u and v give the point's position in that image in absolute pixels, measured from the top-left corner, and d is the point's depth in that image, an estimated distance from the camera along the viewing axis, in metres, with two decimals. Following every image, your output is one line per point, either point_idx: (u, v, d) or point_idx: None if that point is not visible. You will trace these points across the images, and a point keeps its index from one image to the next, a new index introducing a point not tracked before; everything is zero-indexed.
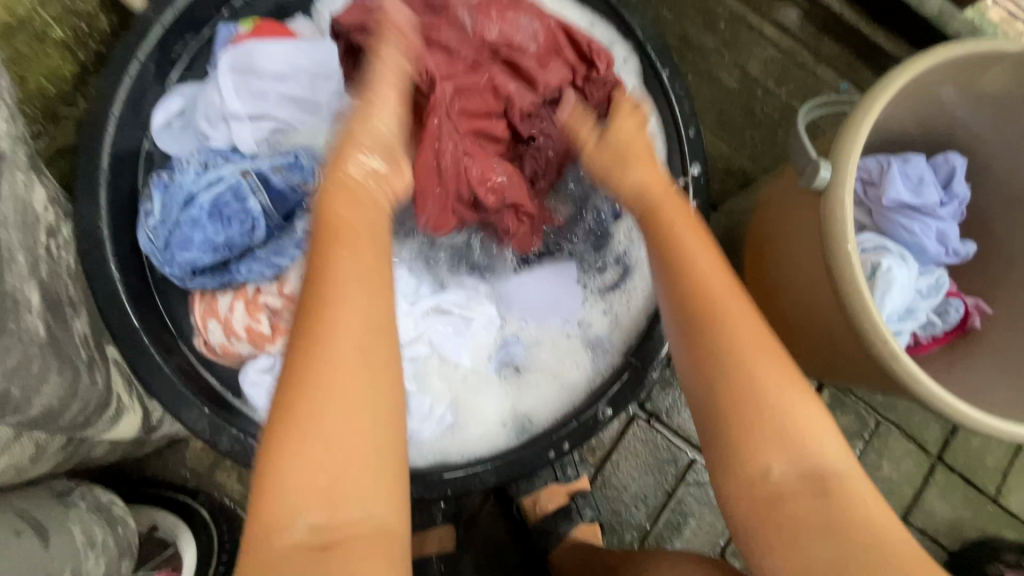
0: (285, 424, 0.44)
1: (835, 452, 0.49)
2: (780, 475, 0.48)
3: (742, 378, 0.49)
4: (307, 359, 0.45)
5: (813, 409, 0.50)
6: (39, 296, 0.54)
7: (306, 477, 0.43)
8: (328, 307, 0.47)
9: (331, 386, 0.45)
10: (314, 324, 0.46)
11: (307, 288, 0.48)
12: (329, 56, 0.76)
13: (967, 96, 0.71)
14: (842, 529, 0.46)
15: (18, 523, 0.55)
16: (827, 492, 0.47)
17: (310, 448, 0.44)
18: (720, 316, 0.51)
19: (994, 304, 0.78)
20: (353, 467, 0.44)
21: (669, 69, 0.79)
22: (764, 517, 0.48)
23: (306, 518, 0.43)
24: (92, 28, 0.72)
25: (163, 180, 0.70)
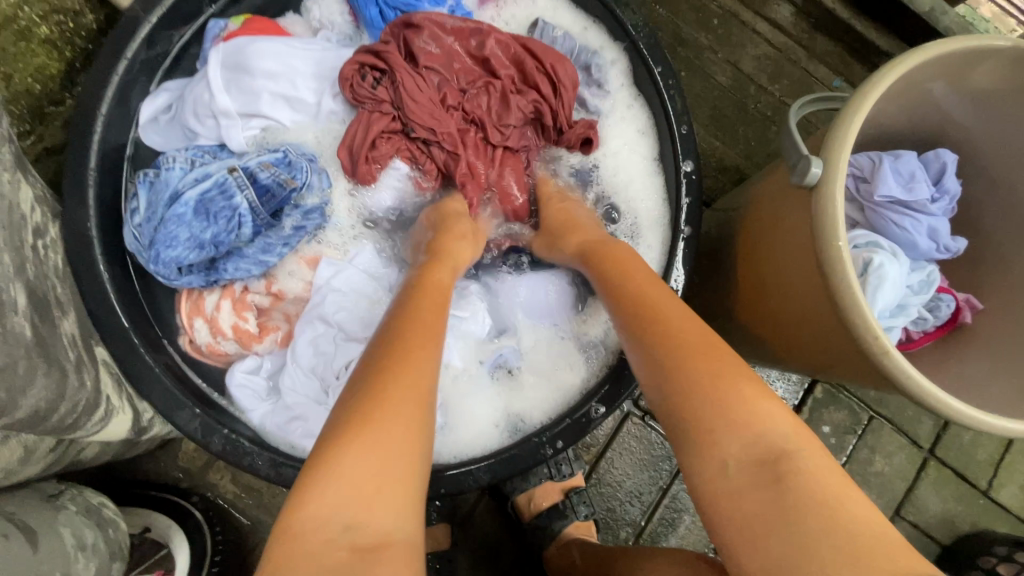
0: (352, 424, 0.44)
1: (786, 435, 0.45)
2: (730, 463, 0.45)
3: (684, 377, 0.49)
4: (383, 372, 0.47)
5: (758, 395, 0.47)
6: (25, 297, 0.53)
7: (356, 480, 0.42)
8: (428, 342, 0.51)
9: (411, 400, 0.46)
10: (407, 348, 0.49)
11: (407, 324, 0.52)
12: (323, 55, 0.76)
13: (958, 92, 0.71)
14: (799, 517, 0.41)
15: (6, 526, 0.55)
16: (783, 481, 0.43)
17: (369, 448, 0.43)
18: (660, 321, 0.53)
19: (985, 300, 0.78)
20: (400, 475, 0.43)
21: (661, 66, 0.78)
22: (724, 508, 0.44)
23: (345, 519, 0.40)
24: (79, 25, 0.71)
25: (149, 178, 0.70)
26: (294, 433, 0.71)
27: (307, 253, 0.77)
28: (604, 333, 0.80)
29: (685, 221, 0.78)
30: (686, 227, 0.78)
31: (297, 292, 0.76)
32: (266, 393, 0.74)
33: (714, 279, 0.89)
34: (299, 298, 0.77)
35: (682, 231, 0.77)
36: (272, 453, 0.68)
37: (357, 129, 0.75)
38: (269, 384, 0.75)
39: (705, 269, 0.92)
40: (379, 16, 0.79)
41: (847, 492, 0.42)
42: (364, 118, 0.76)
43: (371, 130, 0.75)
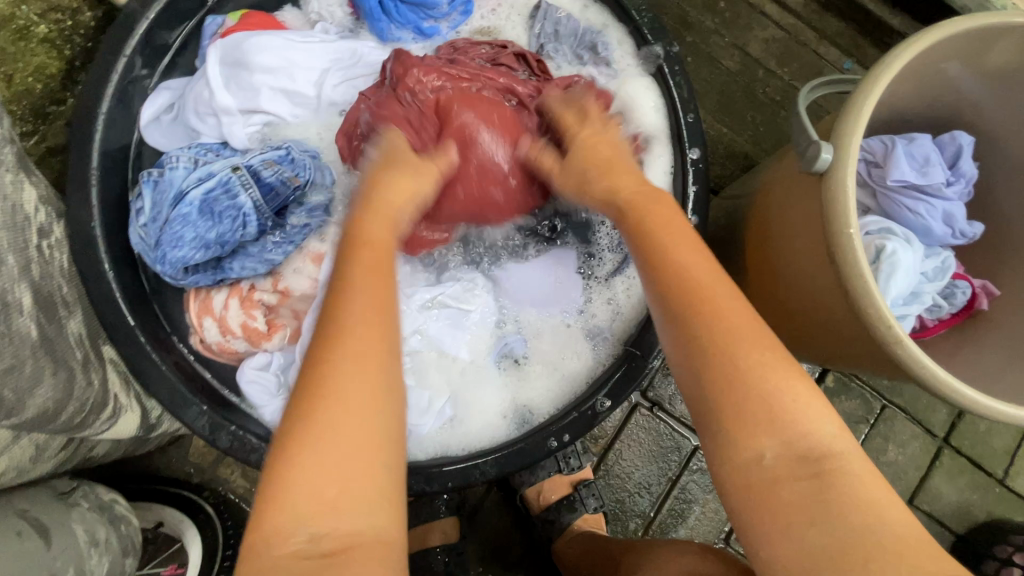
0: (294, 431, 0.44)
1: (831, 434, 0.45)
2: (771, 456, 0.44)
3: (751, 363, 0.46)
4: (325, 363, 0.46)
5: (804, 388, 0.46)
6: (31, 297, 0.54)
7: (312, 484, 0.42)
8: (354, 320, 0.48)
9: (344, 397, 0.45)
10: (337, 336, 0.47)
11: (332, 305, 0.48)
12: (319, 48, 0.75)
13: (973, 71, 0.68)
14: (840, 514, 0.42)
15: (19, 523, 0.56)
16: (825, 477, 0.43)
17: (320, 455, 0.43)
18: (717, 301, 0.49)
19: (1001, 286, 0.76)
20: (360, 475, 0.43)
21: (664, 47, 0.77)
22: (761, 508, 0.44)
23: (308, 527, 0.42)
24: (77, 23, 0.71)
25: (153, 178, 0.70)
26: None
27: (312, 249, 0.75)
28: (612, 323, 0.79)
29: (693, 209, 0.76)
30: (694, 215, 0.76)
31: (304, 290, 0.74)
32: (277, 389, 0.72)
33: (722, 268, 0.87)
34: (306, 295, 0.75)
35: (690, 220, 0.76)
36: None
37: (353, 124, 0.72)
38: (279, 378, 0.73)
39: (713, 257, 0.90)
40: (378, 8, 0.77)
41: (887, 496, 0.43)
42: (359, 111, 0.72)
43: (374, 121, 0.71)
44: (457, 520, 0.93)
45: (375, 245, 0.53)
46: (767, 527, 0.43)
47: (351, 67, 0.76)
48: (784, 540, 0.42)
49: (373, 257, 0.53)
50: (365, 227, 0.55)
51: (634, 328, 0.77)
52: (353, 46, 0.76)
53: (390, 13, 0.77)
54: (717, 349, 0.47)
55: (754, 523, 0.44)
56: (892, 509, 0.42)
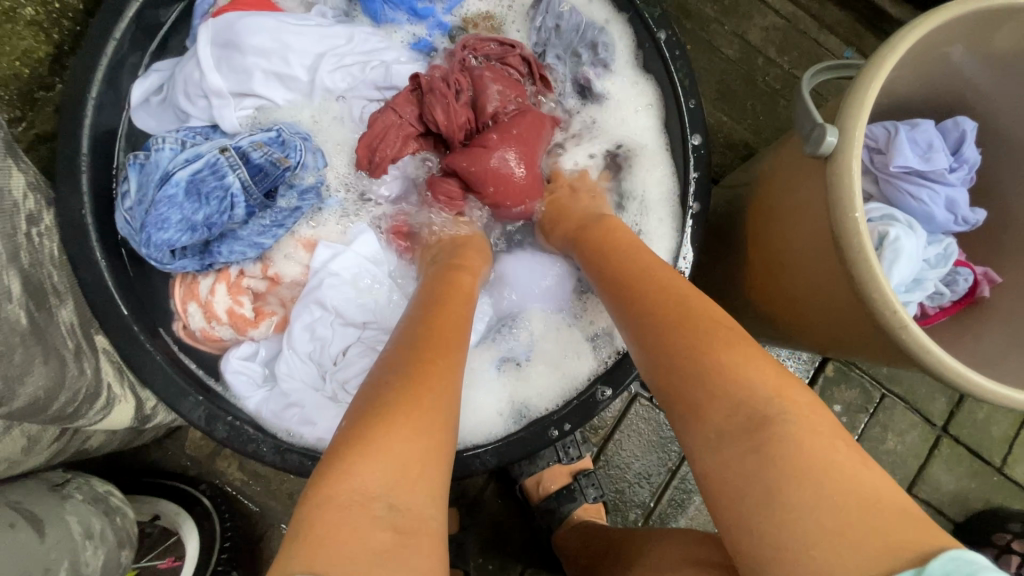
0: (398, 404, 0.45)
1: (768, 398, 0.44)
2: (717, 425, 0.45)
3: (712, 347, 0.47)
4: (432, 359, 0.49)
5: (757, 360, 0.46)
6: (20, 284, 0.52)
7: (404, 456, 0.43)
8: (459, 342, 0.53)
9: (444, 395, 0.47)
10: (446, 346, 0.51)
11: (438, 324, 0.54)
12: (312, 31, 0.73)
13: (977, 56, 0.68)
14: (783, 484, 0.40)
15: (12, 515, 0.55)
16: (767, 446, 0.42)
17: (415, 434, 0.44)
18: (682, 297, 0.53)
19: (1004, 273, 0.76)
20: (439, 467, 0.44)
21: (665, 31, 0.76)
22: (716, 479, 0.44)
23: (388, 500, 0.41)
24: (65, 6, 0.69)
25: (138, 160, 0.67)
26: (288, 419, 0.70)
27: (303, 235, 0.76)
28: (616, 323, 0.77)
29: (694, 196, 0.76)
30: (695, 202, 0.76)
31: (294, 276, 0.75)
32: (262, 380, 0.73)
33: (723, 257, 0.87)
34: (295, 282, 0.76)
35: (690, 207, 0.76)
36: (279, 440, 0.68)
37: (383, 129, 0.73)
38: (265, 370, 0.74)
39: (713, 246, 0.90)
40: None
41: (852, 473, 0.40)
42: (392, 120, 0.73)
43: (401, 133, 0.74)
44: (456, 511, 0.93)
45: (467, 299, 0.61)
46: (723, 497, 0.43)
47: (345, 49, 0.74)
48: (736, 513, 0.42)
49: (464, 304, 0.60)
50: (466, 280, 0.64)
51: None
52: (349, 30, 0.75)
53: None
54: (663, 334, 0.50)
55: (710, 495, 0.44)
56: (853, 479, 0.40)
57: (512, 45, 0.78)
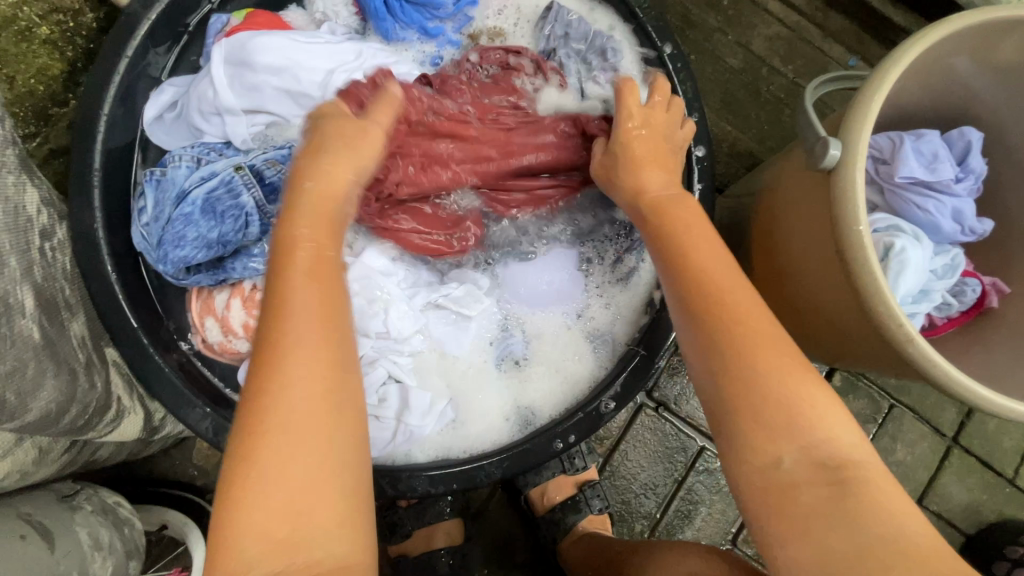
0: (237, 473, 0.42)
1: (853, 444, 0.45)
2: (790, 465, 0.44)
3: (785, 387, 0.45)
4: (256, 401, 0.43)
5: (824, 399, 0.46)
6: (33, 299, 0.53)
7: (261, 523, 0.41)
8: (288, 347, 0.45)
9: (286, 432, 0.43)
10: (271, 366, 0.44)
11: (262, 334, 0.46)
12: (324, 48, 0.73)
13: (982, 67, 0.68)
14: (862, 514, 0.42)
15: (23, 527, 0.55)
16: (846, 484, 0.43)
17: (269, 493, 0.42)
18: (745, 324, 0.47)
19: (1012, 283, 0.75)
20: (313, 507, 0.42)
21: (670, 46, 0.76)
22: (775, 508, 0.44)
23: (260, 566, 0.40)
24: (79, 25, 0.70)
25: (155, 177, 0.69)
26: None
27: None
28: (613, 326, 0.79)
29: None
30: None
31: None
32: None
33: None
34: None
35: None
36: None
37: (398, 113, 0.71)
38: None
39: None
40: (383, 7, 0.76)
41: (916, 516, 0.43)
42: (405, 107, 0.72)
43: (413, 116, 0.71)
44: (461, 521, 0.92)
45: (311, 250, 0.49)
46: (777, 526, 0.44)
47: (357, 67, 0.74)
48: (802, 540, 0.43)
49: (312, 267, 0.49)
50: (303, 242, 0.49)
51: (637, 332, 0.77)
52: (359, 45, 0.75)
53: (394, 13, 0.77)
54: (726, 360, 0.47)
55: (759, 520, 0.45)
56: (916, 521, 0.42)
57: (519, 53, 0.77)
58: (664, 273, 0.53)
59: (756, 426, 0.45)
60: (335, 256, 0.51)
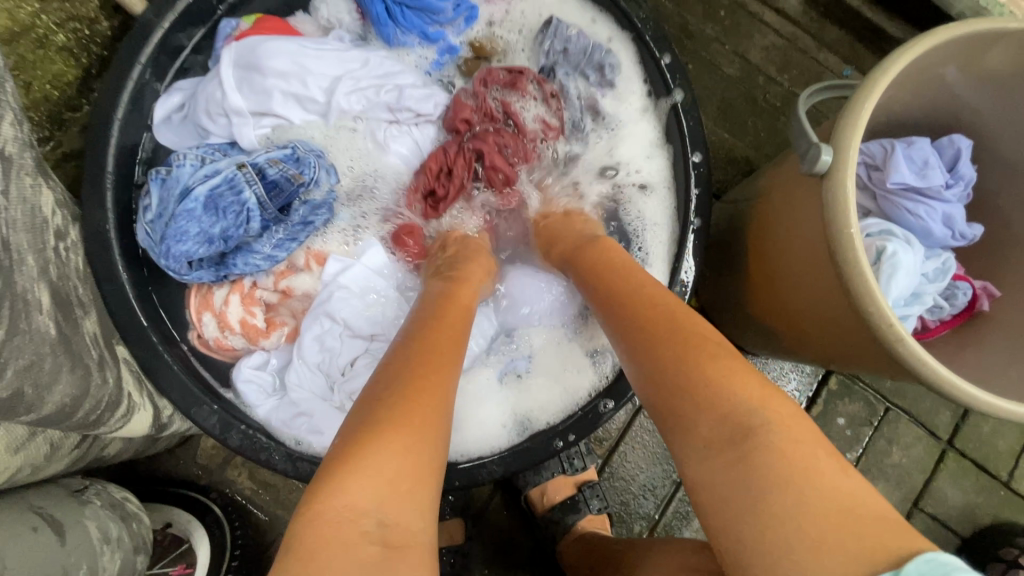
0: (382, 421, 0.45)
1: (755, 409, 0.45)
2: (707, 433, 0.46)
3: (692, 360, 0.49)
4: (415, 372, 0.49)
5: (730, 363, 0.48)
6: (49, 296, 0.55)
7: (391, 473, 0.43)
8: (444, 348, 0.54)
9: (431, 401, 0.48)
10: (433, 355, 0.52)
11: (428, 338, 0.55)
12: (333, 56, 0.76)
13: (970, 76, 0.70)
14: (772, 490, 0.42)
15: (35, 519, 0.57)
16: (748, 453, 0.44)
17: (408, 450, 0.45)
18: (661, 320, 0.54)
19: (1003, 287, 0.77)
20: (428, 478, 0.45)
21: (669, 56, 0.79)
22: (703, 478, 0.45)
23: (382, 510, 0.42)
24: (95, 33, 0.72)
25: (160, 175, 0.70)
26: (299, 427, 0.73)
27: (316, 248, 0.79)
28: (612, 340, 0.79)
29: (695, 213, 0.78)
30: (696, 219, 0.78)
31: (306, 289, 0.78)
32: (272, 388, 0.75)
33: (724, 271, 0.88)
34: (306, 294, 0.79)
35: (692, 223, 0.78)
36: (290, 448, 0.70)
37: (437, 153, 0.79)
38: (275, 379, 0.76)
39: (716, 260, 0.91)
40: (385, 13, 0.78)
41: (819, 471, 0.42)
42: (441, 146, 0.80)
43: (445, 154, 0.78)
44: (462, 521, 0.94)
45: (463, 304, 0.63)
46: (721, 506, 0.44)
47: (363, 74, 0.77)
48: (733, 524, 0.43)
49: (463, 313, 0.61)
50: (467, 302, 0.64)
51: None
52: (366, 54, 0.77)
53: (395, 19, 0.78)
54: (654, 367, 0.51)
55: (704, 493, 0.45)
56: (827, 483, 0.42)
57: (522, 72, 0.80)
58: (601, 301, 0.60)
59: (677, 401, 0.48)
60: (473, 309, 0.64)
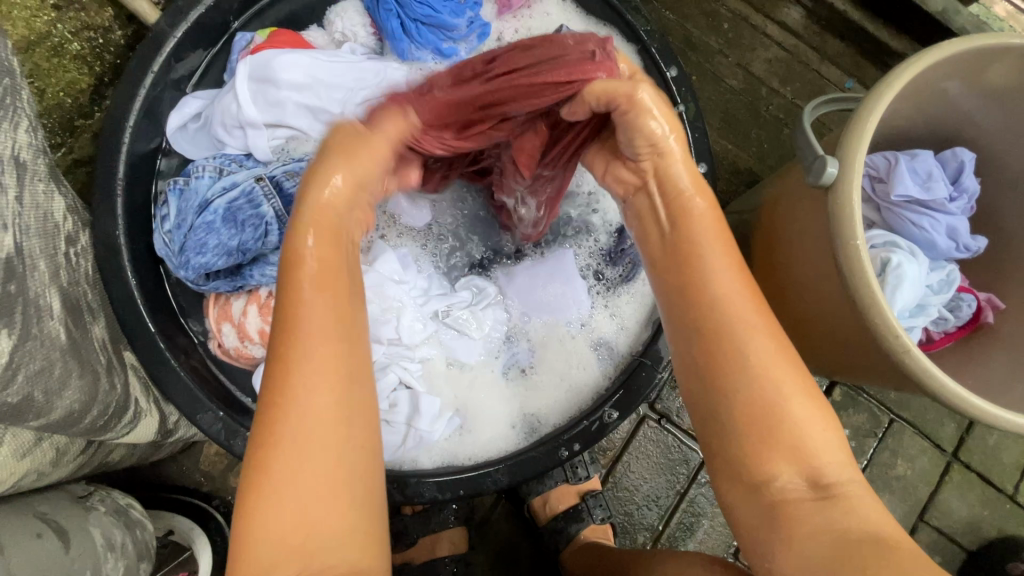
0: (252, 478, 0.42)
1: (843, 463, 0.46)
2: (786, 481, 0.45)
3: (764, 390, 0.46)
4: (270, 411, 0.42)
5: (816, 408, 0.47)
6: (60, 302, 0.55)
7: (280, 523, 0.41)
8: (297, 356, 0.43)
9: (300, 437, 0.42)
10: (285, 376, 0.43)
11: (272, 346, 0.44)
12: (344, 67, 0.76)
13: (972, 91, 0.70)
14: (848, 529, 0.43)
15: (39, 525, 0.56)
16: (831, 497, 0.45)
17: (281, 503, 0.41)
18: (739, 339, 0.47)
19: (1007, 299, 0.77)
20: (327, 511, 0.42)
21: (674, 69, 0.79)
22: (769, 521, 0.46)
23: (281, 569, 0.41)
24: (108, 41, 0.73)
25: (178, 186, 0.73)
26: None
27: None
28: (615, 334, 0.81)
29: None
30: None
31: None
32: None
33: None
34: None
35: None
36: None
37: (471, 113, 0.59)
38: None
39: None
40: (400, 28, 0.79)
41: (886, 516, 0.45)
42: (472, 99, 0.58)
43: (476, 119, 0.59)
44: (465, 530, 0.93)
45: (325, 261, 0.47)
46: (768, 539, 0.45)
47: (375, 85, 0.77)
48: (792, 549, 0.44)
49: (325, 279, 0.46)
50: (308, 259, 0.47)
51: (639, 345, 0.78)
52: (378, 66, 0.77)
53: (410, 34, 0.79)
54: (716, 371, 0.47)
55: (745, 524, 0.47)
56: (890, 526, 0.44)
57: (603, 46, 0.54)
58: (685, 281, 0.51)
59: (727, 437, 0.47)
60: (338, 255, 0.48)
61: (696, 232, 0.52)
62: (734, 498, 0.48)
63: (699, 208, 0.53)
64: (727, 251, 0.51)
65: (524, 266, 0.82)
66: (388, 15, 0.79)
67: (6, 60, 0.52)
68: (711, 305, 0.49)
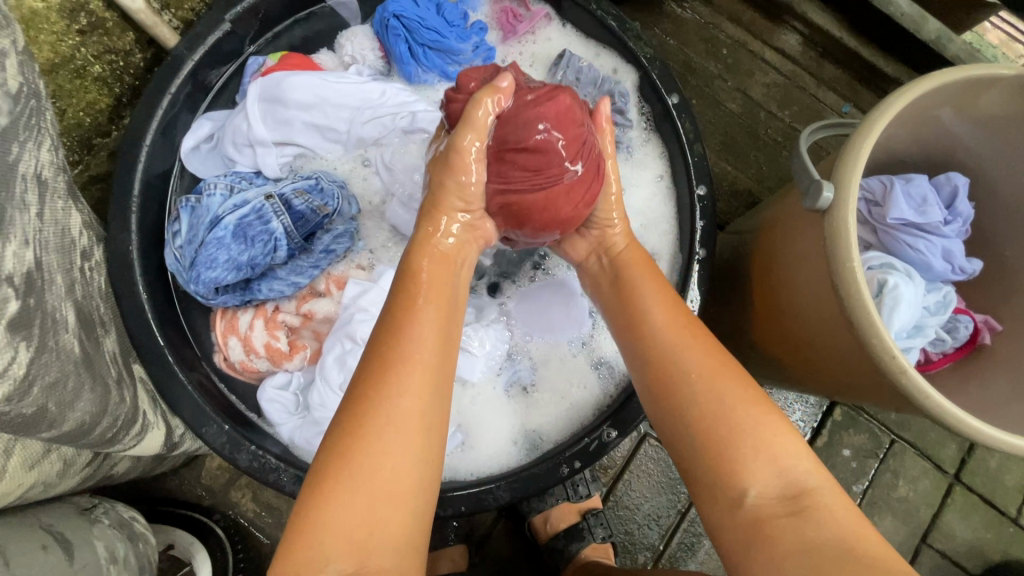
0: (333, 468, 0.44)
1: (807, 470, 0.47)
2: (757, 494, 0.46)
3: (709, 404, 0.50)
4: (364, 406, 0.46)
5: (774, 424, 0.48)
6: (74, 315, 0.57)
7: (347, 518, 0.43)
8: (400, 363, 0.48)
9: (390, 433, 0.46)
10: (384, 374, 0.47)
11: (378, 350, 0.49)
12: (351, 88, 0.79)
13: (965, 118, 0.72)
14: (821, 536, 0.43)
15: (45, 537, 0.57)
16: (804, 512, 0.45)
17: (353, 491, 0.44)
18: (683, 360, 0.52)
19: (1003, 322, 0.78)
20: (392, 509, 0.44)
21: (674, 94, 0.81)
22: (741, 537, 0.46)
23: (338, 563, 0.42)
24: (128, 64, 0.75)
25: (191, 203, 0.75)
26: None
27: (336, 273, 0.81)
28: (617, 353, 0.81)
29: (700, 243, 0.79)
30: (701, 249, 0.79)
31: (326, 313, 0.79)
32: (295, 408, 0.77)
33: (728, 299, 0.90)
34: (327, 317, 0.79)
35: (697, 254, 0.79)
36: (299, 469, 0.70)
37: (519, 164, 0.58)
38: (298, 398, 0.77)
39: (720, 289, 0.93)
40: (408, 52, 0.82)
41: (863, 528, 0.44)
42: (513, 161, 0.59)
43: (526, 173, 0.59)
44: (466, 548, 0.93)
45: (433, 291, 0.55)
46: (746, 556, 0.45)
47: (380, 105, 0.79)
48: (768, 562, 0.44)
49: (434, 308, 0.53)
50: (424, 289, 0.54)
51: None
52: (384, 86, 0.80)
53: (417, 58, 0.82)
54: (663, 400, 0.52)
55: (725, 546, 0.47)
56: (862, 532, 0.44)
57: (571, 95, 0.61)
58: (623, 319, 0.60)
59: (690, 455, 0.50)
60: (441, 284, 0.56)
61: (631, 279, 0.62)
62: (713, 515, 0.48)
63: (633, 261, 0.64)
64: (664, 294, 0.59)
65: (528, 288, 0.83)
66: (396, 39, 0.81)
67: (34, 83, 0.54)
68: (639, 335, 0.57)
